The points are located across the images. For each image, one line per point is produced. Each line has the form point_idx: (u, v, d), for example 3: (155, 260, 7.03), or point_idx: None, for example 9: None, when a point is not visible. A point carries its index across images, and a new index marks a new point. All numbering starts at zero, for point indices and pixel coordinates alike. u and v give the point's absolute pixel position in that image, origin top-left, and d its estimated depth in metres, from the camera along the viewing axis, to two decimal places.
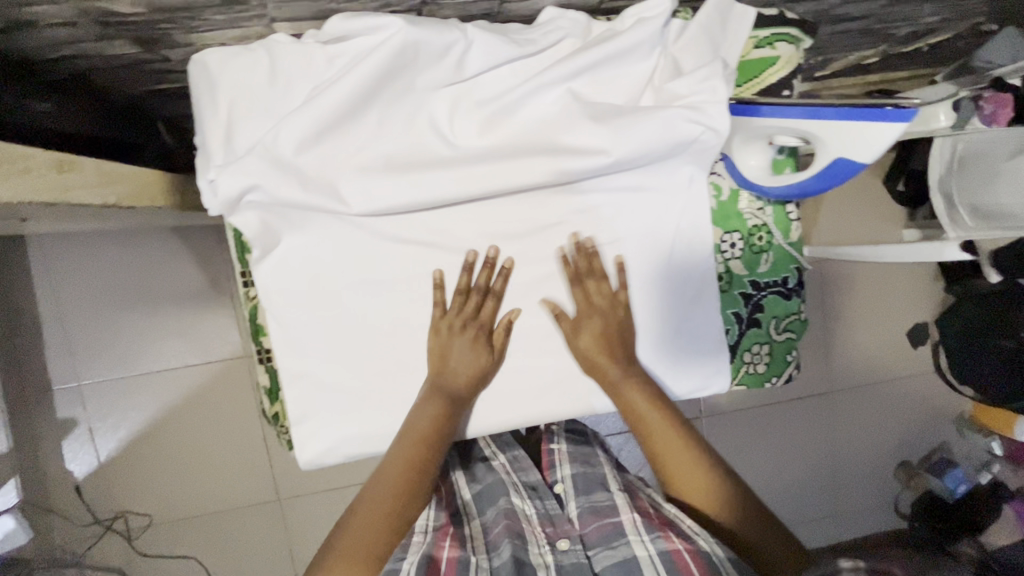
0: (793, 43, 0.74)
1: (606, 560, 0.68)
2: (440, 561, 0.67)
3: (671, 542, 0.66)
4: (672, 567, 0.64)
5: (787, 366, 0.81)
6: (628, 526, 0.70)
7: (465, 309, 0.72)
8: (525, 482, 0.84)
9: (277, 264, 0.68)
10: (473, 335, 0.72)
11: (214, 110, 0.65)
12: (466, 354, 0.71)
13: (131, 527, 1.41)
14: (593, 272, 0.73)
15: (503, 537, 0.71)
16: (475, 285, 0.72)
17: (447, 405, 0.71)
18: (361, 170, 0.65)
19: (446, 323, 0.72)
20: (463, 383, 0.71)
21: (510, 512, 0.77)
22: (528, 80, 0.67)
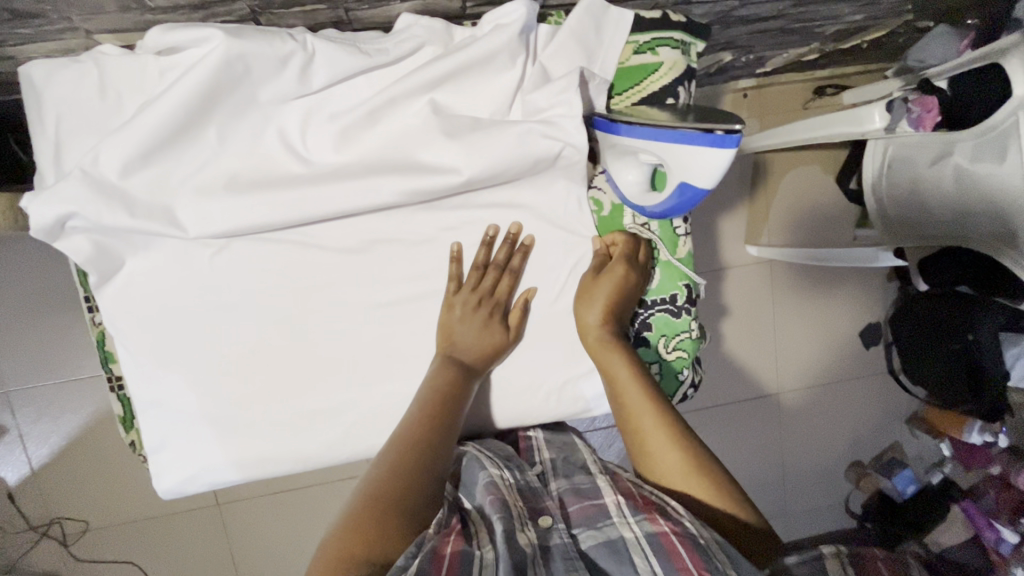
0: (677, 49, 0.70)
1: (591, 541, 0.58)
2: (444, 557, 0.50)
3: (657, 523, 0.55)
4: (659, 551, 0.53)
5: (680, 384, 0.78)
6: (612, 508, 0.60)
7: (480, 287, 0.69)
8: (501, 456, 0.71)
9: (121, 289, 0.65)
10: (487, 313, 0.69)
11: (41, 128, 0.61)
12: (479, 330, 0.69)
13: (67, 532, 1.46)
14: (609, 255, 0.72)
15: (493, 512, 0.57)
16: (486, 261, 0.70)
17: (460, 377, 0.67)
18: (202, 192, 0.61)
19: (461, 300, 0.70)
20: (478, 362, 0.69)
21: (493, 484, 0.63)
22: (381, 93, 0.63)
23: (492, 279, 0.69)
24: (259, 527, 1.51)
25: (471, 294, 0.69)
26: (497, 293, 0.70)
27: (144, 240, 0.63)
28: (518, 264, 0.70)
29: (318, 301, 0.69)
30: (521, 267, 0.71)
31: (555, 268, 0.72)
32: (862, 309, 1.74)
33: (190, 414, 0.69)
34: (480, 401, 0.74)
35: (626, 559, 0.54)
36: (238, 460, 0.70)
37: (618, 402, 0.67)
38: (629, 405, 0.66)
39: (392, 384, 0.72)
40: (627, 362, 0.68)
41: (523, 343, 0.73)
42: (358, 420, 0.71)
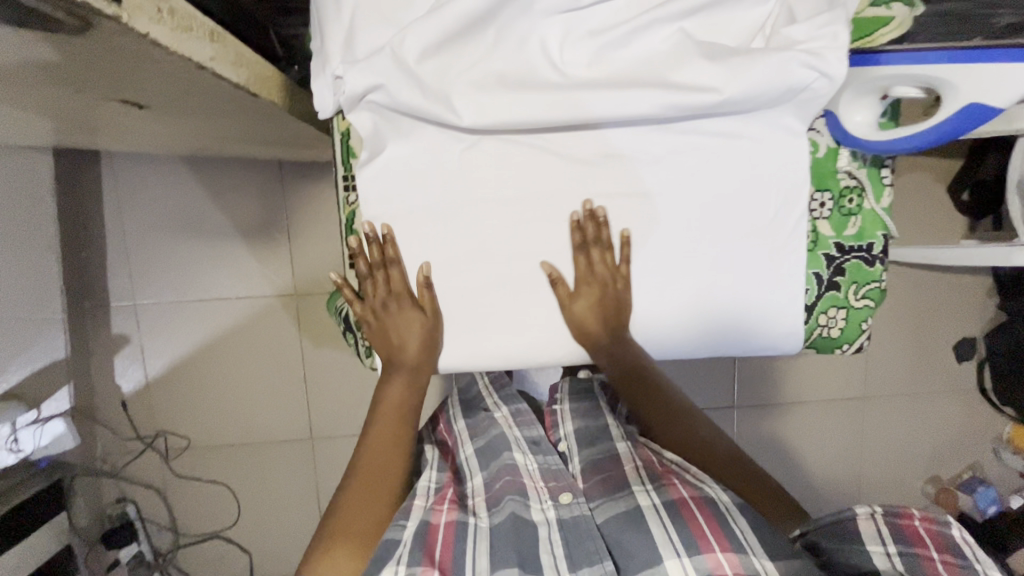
0: (908, 6, 0.73)
1: (608, 510, 0.75)
2: (439, 525, 0.73)
3: (675, 491, 0.74)
4: (676, 514, 0.71)
5: (863, 334, 0.80)
6: (632, 477, 0.79)
7: (381, 290, 0.75)
8: (528, 437, 0.90)
9: (378, 170, 0.71)
10: (399, 303, 0.74)
11: (338, 16, 0.67)
12: (400, 323, 0.75)
13: (169, 447, 1.57)
14: (599, 241, 0.74)
15: (505, 494, 0.79)
16: (370, 259, 0.74)
17: (409, 377, 0.77)
18: (478, 86, 0.67)
19: (375, 304, 0.76)
20: (415, 353, 0.75)
21: (511, 467, 0.83)
22: (642, 14, 0.68)
23: (397, 279, 0.74)
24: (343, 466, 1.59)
25: (385, 309, 0.75)
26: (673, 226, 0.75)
27: (412, 128, 0.70)
28: (394, 255, 0.73)
29: (541, 209, 0.74)
30: (400, 255, 0.73)
31: (765, 197, 0.75)
32: (956, 324, 1.73)
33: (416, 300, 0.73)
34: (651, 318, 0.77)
35: (643, 527, 0.70)
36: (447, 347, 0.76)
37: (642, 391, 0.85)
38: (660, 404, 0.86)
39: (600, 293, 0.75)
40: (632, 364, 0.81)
41: (728, 271, 0.76)
42: (565, 323, 0.76)
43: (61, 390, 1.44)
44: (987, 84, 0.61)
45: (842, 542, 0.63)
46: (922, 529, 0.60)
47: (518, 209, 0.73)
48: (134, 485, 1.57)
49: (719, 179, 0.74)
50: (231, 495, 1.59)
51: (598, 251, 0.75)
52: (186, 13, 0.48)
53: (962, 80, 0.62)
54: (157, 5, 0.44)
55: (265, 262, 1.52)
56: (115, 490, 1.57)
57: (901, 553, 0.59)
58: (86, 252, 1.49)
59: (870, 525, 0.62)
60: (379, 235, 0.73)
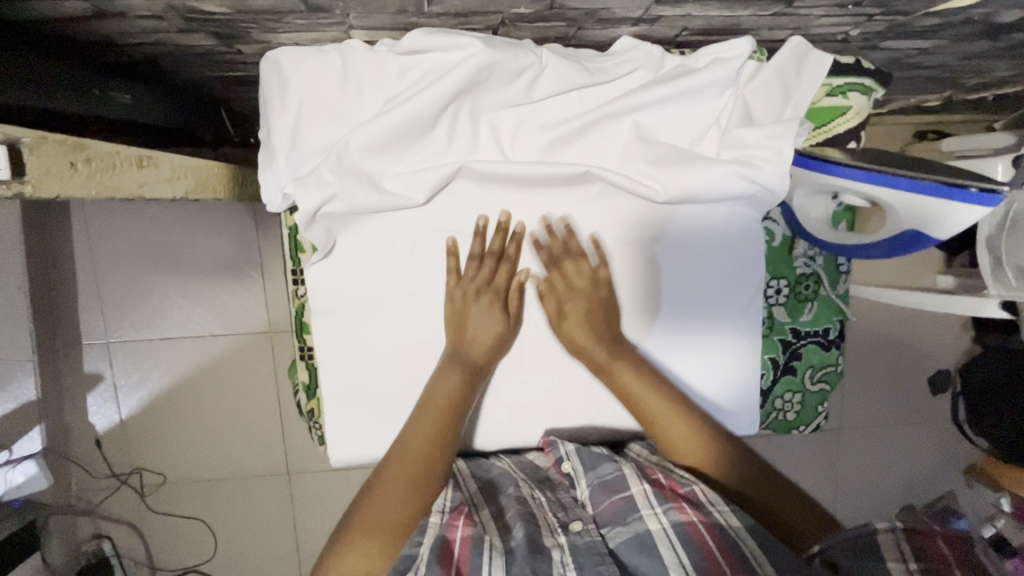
0: (865, 94, 0.73)
1: (619, 538, 0.61)
2: (452, 543, 0.60)
3: (684, 514, 0.60)
4: (687, 540, 0.58)
5: (818, 416, 0.81)
6: (639, 499, 0.63)
7: (480, 275, 0.70)
8: (533, 474, 0.72)
9: (330, 263, 0.69)
10: (489, 300, 0.70)
11: (284, 112, 0.65)
12: (484, 319, 0.70)
13: (144, 483, 1.54)
14: (570, 252, 0.71)
15: (516, 518, 0.62)
16: (488, 249, 0.70)
17: (467, 374, 0.69)
18: (430, 184, 0.66)
19: (461, 291, 0.70)
20: (483, 354, 0.70)
21: (521, 496, 0.66)
22: (596, 110, 0.67)
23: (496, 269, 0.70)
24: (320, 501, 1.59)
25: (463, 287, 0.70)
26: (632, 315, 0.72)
27: (361, 221, 0.68)
28: (513, 252, 0.70)
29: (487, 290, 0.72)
30: (517, 255, 0.71)
31: (728, 284, 0.74)
32: (932, 356, 1.73)
33: (369, 392, 0.72)
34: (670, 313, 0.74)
35: (653, 552, 0.58)
36: None
37: (632, 407, 0.70)
38: (648, 409, 0.69)
39: (555, 381, 0.75)
40: (635, 373, 0.70)
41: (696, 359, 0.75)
42: (523, 412, 0.75)
43: (35, 428, 1.41)
44: (935, 215, 0.59)
45: (861, 558, 0.49)
46: (943, 546, 0.48)
47: None
48: (110, 522, 1.54)
49: (677, 267, 0.73)
50: (210, 533, 1.56)
51: (570, 262, 0.71)
52: (107, 153, 0.46)
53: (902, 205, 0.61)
54: (71, 157, 0.42)
55: (238, 299, 1.50)
56: (91, 527, 1.54)
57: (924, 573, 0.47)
58: (53, 291, 1.45)
59: (890, 541, 0.50)
60: (506, 227, 0.70)
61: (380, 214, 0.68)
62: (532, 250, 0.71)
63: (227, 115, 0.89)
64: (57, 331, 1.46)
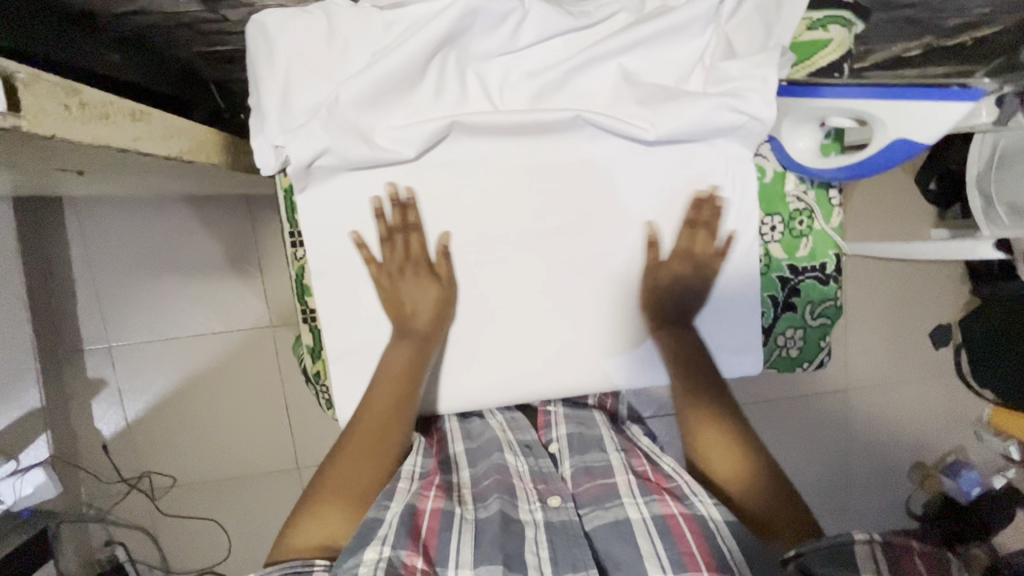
0: (845, 27, 0.73)
1: (596, 521, 0.62)
2: (422, 513, 0.60)
3: (665, 506, 0.61)
4: (665, 531, 0.59)
5: (822, 352, 0.81)
6: (621, 488, 0.65)
7: (397, 253, 0.71)
8: (519, 440, 0.75)
9: (326, 221, 0.70)
10: (414, 271, 0.71)
11: (274, 73, 0.66)
12: (416, 291, 0.71)
13: (154, 487, 1.54)
14: (705, 222, 0.74)
15: (492, 490, 0.65)
16: (393, 225, 0.70)
17: (416, 347, 0.70)
18: (420, 136, 0.66)
19: (388, 272, 0.71)
20: (426, 319, 0.71)
21: (502, 467, 0.69)
22: (579, 53, 0.67)
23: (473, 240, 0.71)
24: None
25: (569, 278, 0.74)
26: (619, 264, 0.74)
27: (356, 177, 0.69)
28: (417, 221, 0.71)
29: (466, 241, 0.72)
30: (424, 220, 0.71)
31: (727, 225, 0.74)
32: (931, 310, 1.75)
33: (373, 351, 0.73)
34: (659, 264, 0.74)
35: (629, 539, 0.59)
36: None
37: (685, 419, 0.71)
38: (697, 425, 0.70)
39: (558, 329, 0.75)
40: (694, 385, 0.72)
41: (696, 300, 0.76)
42: (528, 362, 0.75)
43: (41, 437, 1.37)
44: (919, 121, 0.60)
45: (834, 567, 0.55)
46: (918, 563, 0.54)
47: (470, 251, 0.72)
48: (123, 527, 1.53)
49: (652, 221, 0.74)
50: (222, 533, 1.56)
51: (706, 233, 0.74)
52: (99, 102, 0.47)
53: (888, 114, 0.62)
54: (64, 100, 0.43)
55: (239, 294, 1.51)
56: (104, 533, 1.53)
57: None
58: (54, 298, 1.45)
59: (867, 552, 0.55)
60: (399, 197, 0.70)
61: (376, 169, 0.69)
62: (683, 203, 0.74)
63: (215, 90, 0.89)
64: (60, 337, 1.46)
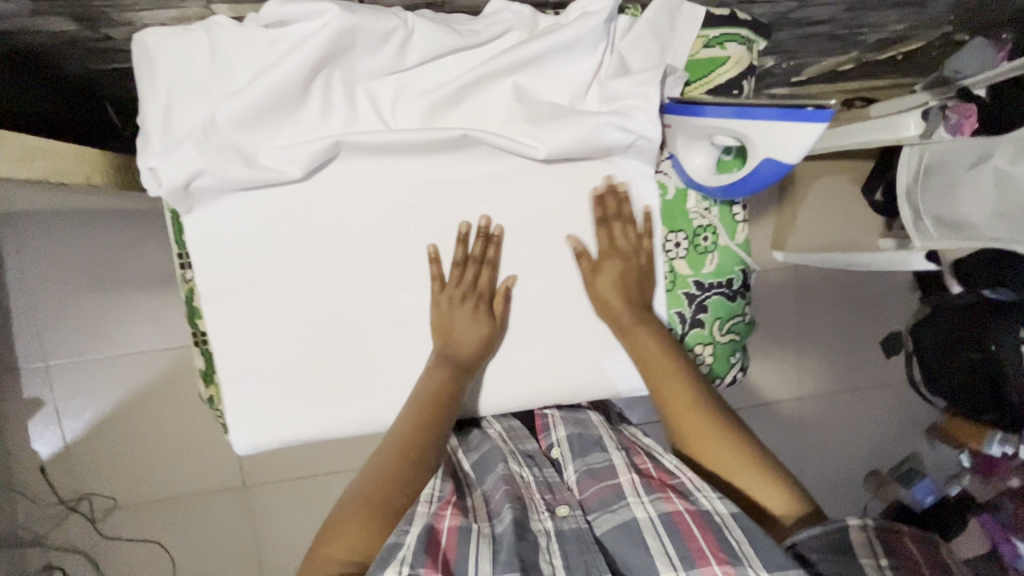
0: (742, 44, 0.74)
1: (606, 525, 0.61)
2: (439, 533, 0.57)
3: (671, 504, 0.60)
4: (673, 530, 0.58)
5: (732, 369, 0.81)
6: (626, 487, 0.64)
7: (462, 283, 0.71)
8: (522, 451, 0.73)
9: (214, 241, 0.68)
10: (473, 304, 0.71)
11: (155, 93, 0.65)
12: (467, 324, 0.71)
13: (95, 508, 1.42)
14: (621, 213, 0.72)
15: (503, 501, 0.61)
16: (471, 255, 0.71)
17: (451, 373, 0.70)
18: (306, 157, 0.65)
19: (447, 297, 0.71)
20: (470, 350, 0.71)
21: (510, 477, 0.66)
22: (470, 71, 0.67)
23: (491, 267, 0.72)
24: (288, 511, 1.48)
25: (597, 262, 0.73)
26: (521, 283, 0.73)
27: (243, 196, 0.67)
28: (495, 255, 0.72)
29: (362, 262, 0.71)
30: (497, 257, 0.72)
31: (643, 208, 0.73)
32: (881, 316, 1.76)
33: (266, 374, 0.71)
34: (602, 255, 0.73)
35: (639, 541, 0.58)
36: (307, 420, 0.72)
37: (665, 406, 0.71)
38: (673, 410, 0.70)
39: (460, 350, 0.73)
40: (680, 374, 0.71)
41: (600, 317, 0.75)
42: None
43: None
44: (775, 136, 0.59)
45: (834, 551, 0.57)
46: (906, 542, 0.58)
47: (366, 271, 0.71)
48: (61, 552, 1.40)
49: (553, 239, 0.73)
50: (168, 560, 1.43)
51: (620, 224, 0.73)
52: None
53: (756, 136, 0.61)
54: None
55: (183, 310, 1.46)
56: (42, 557, 1.40)
57: (890, 565, 0.55)
58: None
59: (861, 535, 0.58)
60: (486, 232, 0.71)
61: (263, 188, 0.67)
62: (589, 203, 0.73)
63: (111, 109, 0.87)
64: None
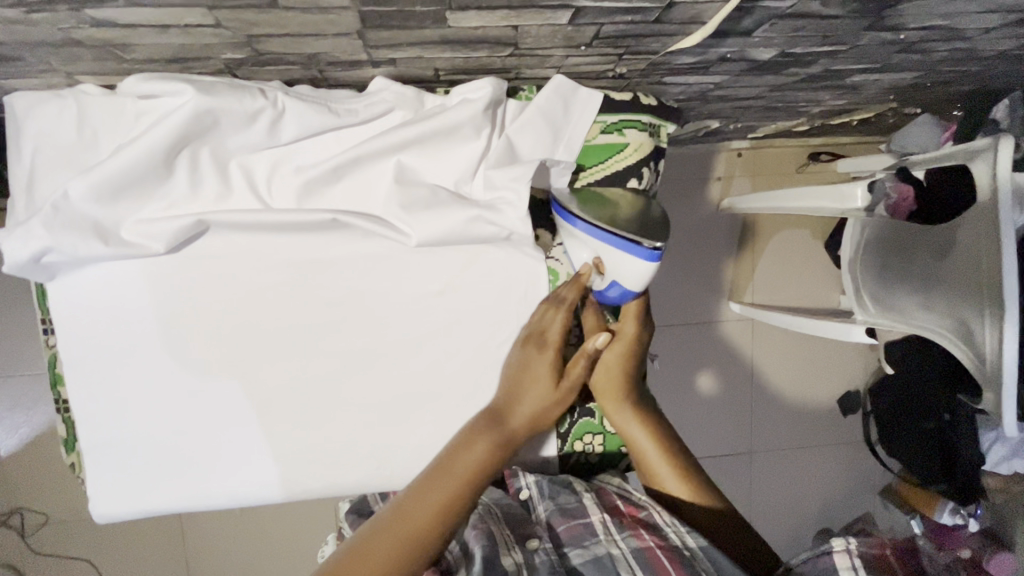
0: (643, 131, 0.72)
1: (579, 558, 0.62)
2: None
3: (642, 540, 0.61)
4: (645, 565, 0.59)
5: (622, 456, 0.79)
6: (597, 526, 0.64)
7: (541, 325, 0.68)
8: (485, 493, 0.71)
9: (77, 309, 0.66)
10: (544, 355, 0.67)
11: (19, 159, 0.63)
12: (542, 379, 0.67)
13: (25, 523, 1.31)
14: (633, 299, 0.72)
15: (476, 541, 0.61)
16: (567, 298, 0.68)
17: (504, 441, 0.65)
18: (169, 233, 0.63)
19: (535, 338, 0.68)
20: (522, 415, 0.66)
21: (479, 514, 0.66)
22: (347, 151, 0.65)
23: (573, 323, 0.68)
24: (221, 541, 1.36)
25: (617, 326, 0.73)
26: (398, 364, 0.71)
27: (107, 268, 0.65)
28: (576, 303, 0.68)
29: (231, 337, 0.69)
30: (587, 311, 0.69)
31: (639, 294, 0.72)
32: (845, 372, 1.67)
33: (130, 445, 0.69)
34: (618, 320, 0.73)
35: (613, 574, 0.60)
36: (170, 493, 0.70)
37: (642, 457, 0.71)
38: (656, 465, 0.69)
39: (332, 431, 0.71)
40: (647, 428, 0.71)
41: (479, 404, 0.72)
42: (299, 461, 0.71)
43: None
44: (628, 270, 0.66)
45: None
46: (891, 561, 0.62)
47: (236, 345, 0.69)
48: None
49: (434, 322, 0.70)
50: None
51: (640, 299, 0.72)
52: None
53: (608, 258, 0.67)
54: None
55: None
56: None
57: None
58: None
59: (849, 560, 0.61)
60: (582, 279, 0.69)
61: (130, 260, 0.65)
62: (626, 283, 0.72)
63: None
64: None
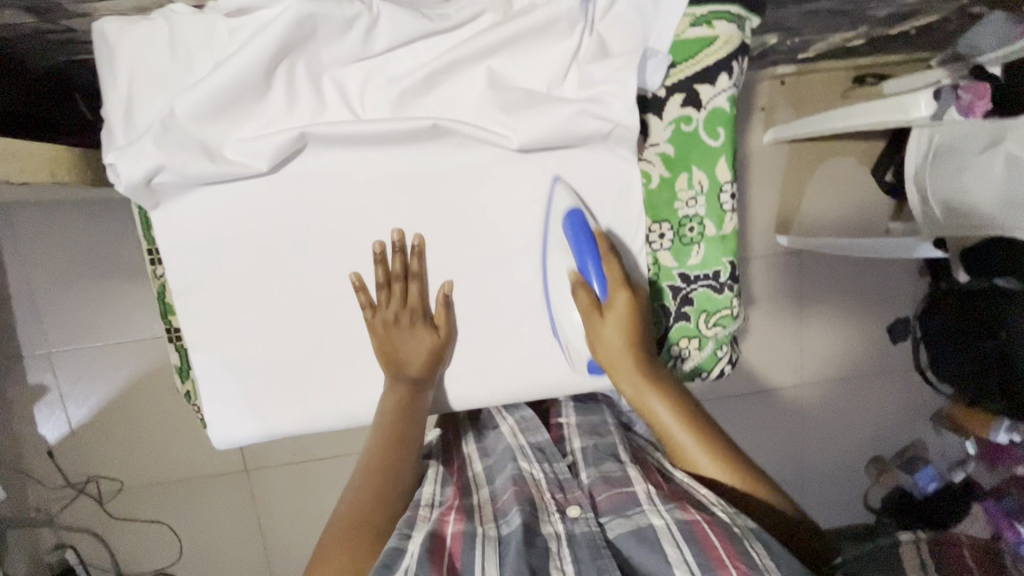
0: (733, 22, 0.69)
1: (619, 528, 0.57)
2: (445, 535, 0.55)
3: (690, 514, 0.55)
4: (692, 539, 0.52)
5: (719, 361, 0.78)
6: (643, 495, 0.59)
7: (393, 302, 0.69)
8: (534, 444, 0.72)
9: (182, 236, 0.66)
10: (414, 322, 0.69)
11: (113, 84, 0.62)
12: (411, 340, 0.70)
13: (102, 491, 1.22)
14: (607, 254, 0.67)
15: (513, 503, 0.60)
16: (392, 272, 0.69)
17: (411, 391, 0.69)
18: (271, 150, 0.63)
19: (381, 319, 0.69)
20: (419, 367, 0.70)
21: (519, 477, 0.65)
22: (440, 57, 0.64)
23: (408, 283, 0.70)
24: (289, 499, 1.28)
25: (606, 304, 0.66)
26: (497, 275, 0.71)
27: (211, 191, 0.65)
28: (418, 268, 0.69)
29: (333, 255, 0.69)
30: (424, 270, 0.70)
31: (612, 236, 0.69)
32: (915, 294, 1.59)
33: (243, 368, 0.70)
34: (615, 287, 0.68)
35: (657, 547, 0.53)
36: (287, 413, 0.72)
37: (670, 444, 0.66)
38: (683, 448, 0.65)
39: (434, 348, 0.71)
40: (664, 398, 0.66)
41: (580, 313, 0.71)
42: None
43: None
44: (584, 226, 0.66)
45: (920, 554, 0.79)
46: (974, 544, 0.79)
47: (338, 264, 0.69)
48: (70, 532, 1.23)
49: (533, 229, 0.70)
50: (176, 543, 1.25)
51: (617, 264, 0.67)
52: None
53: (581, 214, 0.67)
54: None
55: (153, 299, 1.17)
56: (52, 537, 1.22)
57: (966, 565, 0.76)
58: None
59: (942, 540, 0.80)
60: (405, 245, 0.69)
61: (231, 183, 0.65)
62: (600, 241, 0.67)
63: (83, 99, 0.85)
64: None
